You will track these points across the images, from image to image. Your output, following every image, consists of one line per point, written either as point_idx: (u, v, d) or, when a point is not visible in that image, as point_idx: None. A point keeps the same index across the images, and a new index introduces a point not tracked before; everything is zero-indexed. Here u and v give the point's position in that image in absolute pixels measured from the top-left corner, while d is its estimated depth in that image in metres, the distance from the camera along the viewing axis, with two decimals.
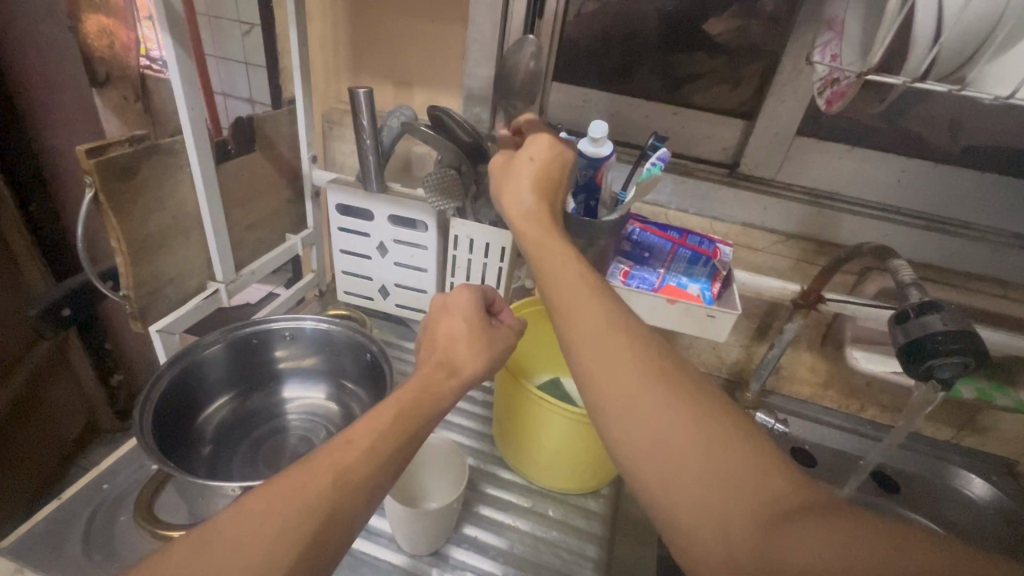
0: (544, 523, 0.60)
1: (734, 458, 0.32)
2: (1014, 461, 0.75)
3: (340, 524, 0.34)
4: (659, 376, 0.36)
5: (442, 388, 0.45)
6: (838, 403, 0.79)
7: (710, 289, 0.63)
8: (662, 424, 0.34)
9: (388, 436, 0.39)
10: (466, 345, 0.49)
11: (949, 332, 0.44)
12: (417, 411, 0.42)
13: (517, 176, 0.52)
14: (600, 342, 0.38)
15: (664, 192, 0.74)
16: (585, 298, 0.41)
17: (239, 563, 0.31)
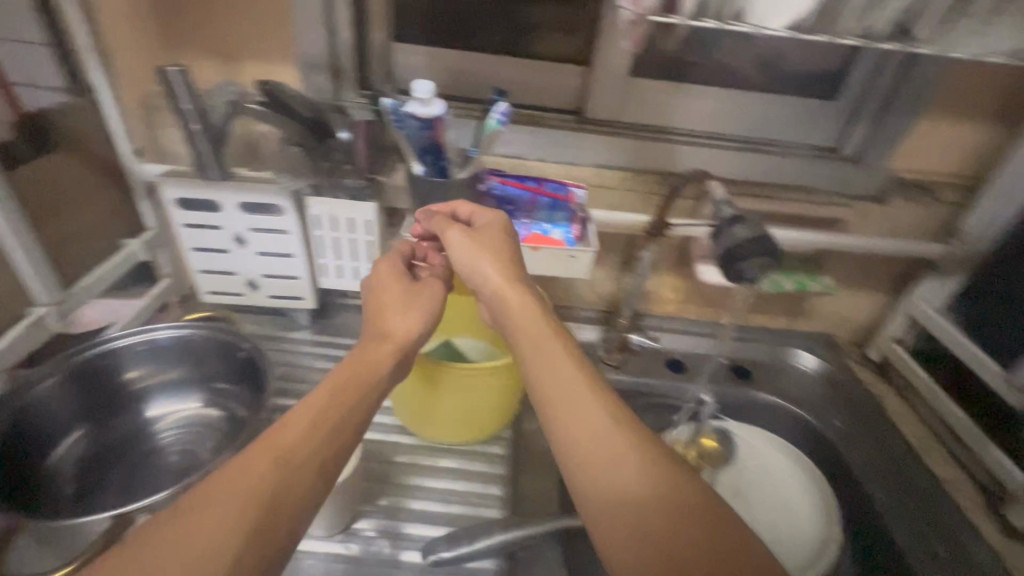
0: (451, 475, 0.64)
1: (694, 532, 0.37)
2: (834, 334, 0.91)
3: (286, 504, 0.37)
4: (609, 417, 0.43)
5: (379, 357, 0.49)
6: (698, 313, 0.90)
7: (571, 231, 0.67)
8: (611, 459, 0.41)
9: (326, 416, 0.42)
10: (403, 312, 0.53)
11: (747, 238, 0.52)
12: (353, 386, 0.45)
13: (475, 241, 0.54)
14: (563, 392, 0.45)
15: (520, 144, 0.76)
16: (568, 371, 0.46)
17: (187, 552, 0.33)
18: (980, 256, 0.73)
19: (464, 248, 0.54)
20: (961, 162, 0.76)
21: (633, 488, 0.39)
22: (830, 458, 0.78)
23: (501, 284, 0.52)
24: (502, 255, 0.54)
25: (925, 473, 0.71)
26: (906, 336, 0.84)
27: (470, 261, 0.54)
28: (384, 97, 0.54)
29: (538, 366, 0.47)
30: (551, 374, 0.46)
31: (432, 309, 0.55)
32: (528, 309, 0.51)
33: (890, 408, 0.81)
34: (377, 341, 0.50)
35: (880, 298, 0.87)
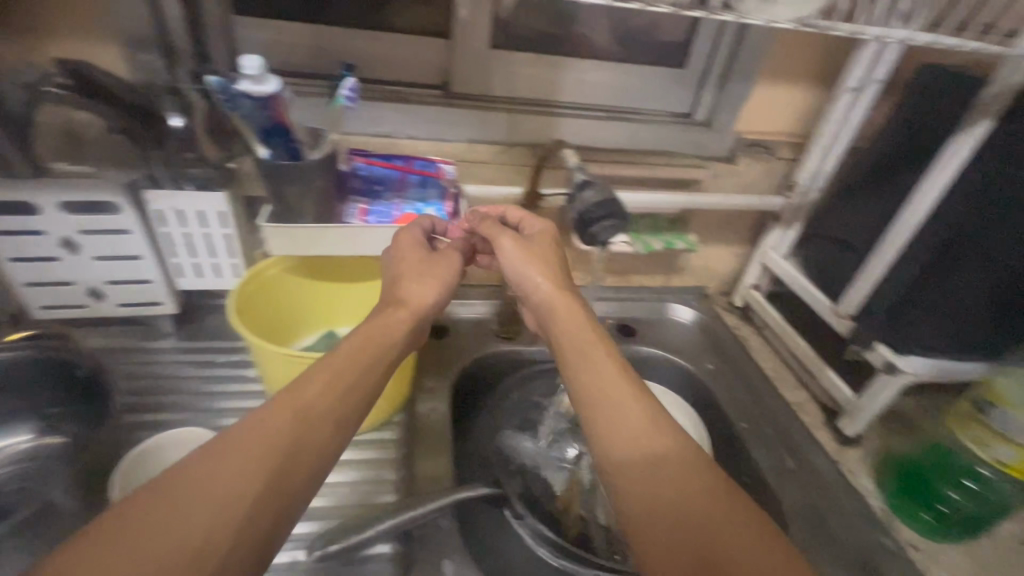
0: (343, 470, 0.64)
1: (699, 483, 0.42)
2: (705, 286, 1.00)
3: (304, 455, 0.41)
4: (627, 389, 0.49)
5: (393, 324, 0.53)
6: (584, 279, 0.94)
7: (444, 208, 0.68)
8: (631, 419, 0.46)
9: (342, 376, 0.46)
10: (421, 285, 0.57)
11: (595, 203, 0.55)
12: (368, 347, 0.50)
13: (527, 250, 0.59)
14: (595, 368, 0.51)
15: (387, 122, 0.73)
16: (599, 351, 0.52)
17: (214, 492, 0.36)
18: (811, 204, 0.83)
19: (516, 255, 0.60)
20: (793, 121, 0.84)
21: (652, 445, 0.45)
22: (704, 398, 0.86)
23: (552, 292, 0.57)
24: (550, 265, 0.59)
25: (778, 399, 0.80)
26: (762, 282, 0.93)
27: (518, 267, 0.59)
28: (209, 74, 0.48)
29: (572, 351, 0.53)
30: (580, 353, 0.53)
31: (445, 281, 0.59)
32: (572, 309, 0.56)
33: (751, 347, 0.91)
34: (396, 308, 0.55)
35: (739, 250, 0.96)
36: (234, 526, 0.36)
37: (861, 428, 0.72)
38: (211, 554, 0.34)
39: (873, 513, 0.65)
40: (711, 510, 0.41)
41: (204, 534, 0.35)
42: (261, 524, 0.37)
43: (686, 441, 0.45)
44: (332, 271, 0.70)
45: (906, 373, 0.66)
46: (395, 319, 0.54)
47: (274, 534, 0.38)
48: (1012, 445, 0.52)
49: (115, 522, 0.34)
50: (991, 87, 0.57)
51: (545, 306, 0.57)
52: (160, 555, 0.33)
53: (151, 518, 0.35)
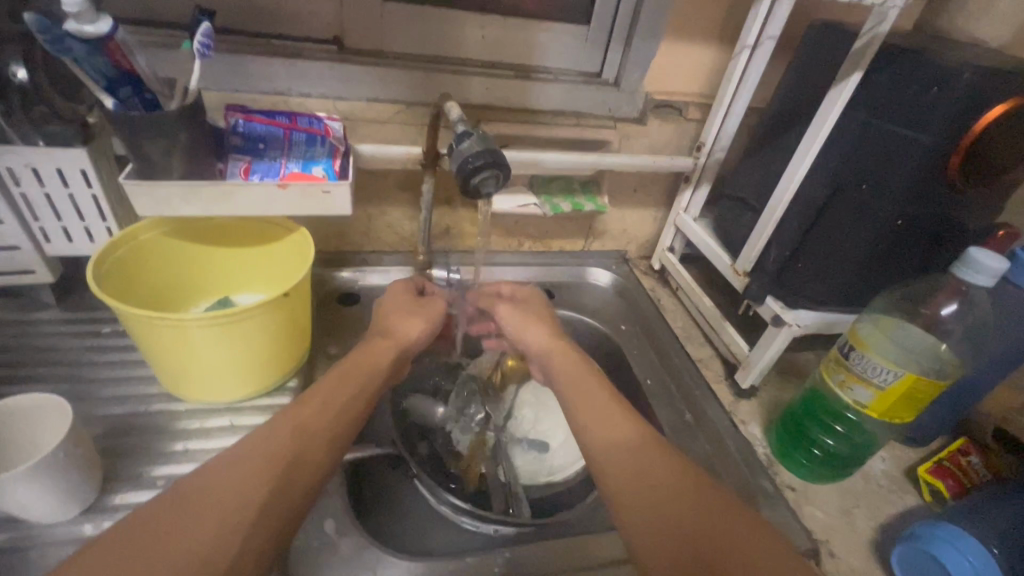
0: (232, 434, 0.60)
1: (662, 463, 0.49)
2: (625, 251, 1.01)
3: (305, 464, 0.45)
4: (601, 398, 0.57)
5: (381, 351, 0.61)
6: (502, 245, 0.94)
7: (332, 166, 0.65)
8: (608, 422, 0.54)
9: (334, 400, 0.52)
10: (408, 320, 0.67)
11: (475, 152, 0.51)
12: (359, 369, 0.57)
13: (520, 311, 0.72)
14: (577, 388, 0.60)
15: (276, 79, 0.70)
16: (578, 375, 0.61)
17: (230, 495, 0.40)
18: (717, 165, 0.84)
19: (513, 317, 0.71)
20: (702, 81, 0.84)
21: (623, 437, 0.52)
22: (616, 359, 0.87)
23: (543, 342, 0.68)
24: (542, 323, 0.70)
25: (684, 357, 0.83)
26: (677, 245, 0.95)
27: (517, 325, 0.70)
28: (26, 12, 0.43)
29: (564, 379, 0.62)
30: (574, 377, 0.61)
31: (432, 318, 0.68)
32: (559, 350, 0.66)
33: (665, 308, 0.92)
34: (384, 339, 0.63)
35: (656, 214, 0.97)
36: (242, 531, 0.39)
37: (754, 380, 0.75)
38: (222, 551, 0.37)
39: (757, 460, 0.68)
40: (673, 483, 0.47)
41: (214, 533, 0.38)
42: (267, 527, 0.40)
43: (654, 445, 0.51)
44: (218, 231, 0.67)
45: (791, 324, 0.68)
46: (388, 348, 0.62)
47: (284, 533, 0.42)
48: (869, 385, 0.55)
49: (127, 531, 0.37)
50: (861, 41, 0.58)
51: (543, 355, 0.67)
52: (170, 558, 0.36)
53: (163, 525, 0.38)
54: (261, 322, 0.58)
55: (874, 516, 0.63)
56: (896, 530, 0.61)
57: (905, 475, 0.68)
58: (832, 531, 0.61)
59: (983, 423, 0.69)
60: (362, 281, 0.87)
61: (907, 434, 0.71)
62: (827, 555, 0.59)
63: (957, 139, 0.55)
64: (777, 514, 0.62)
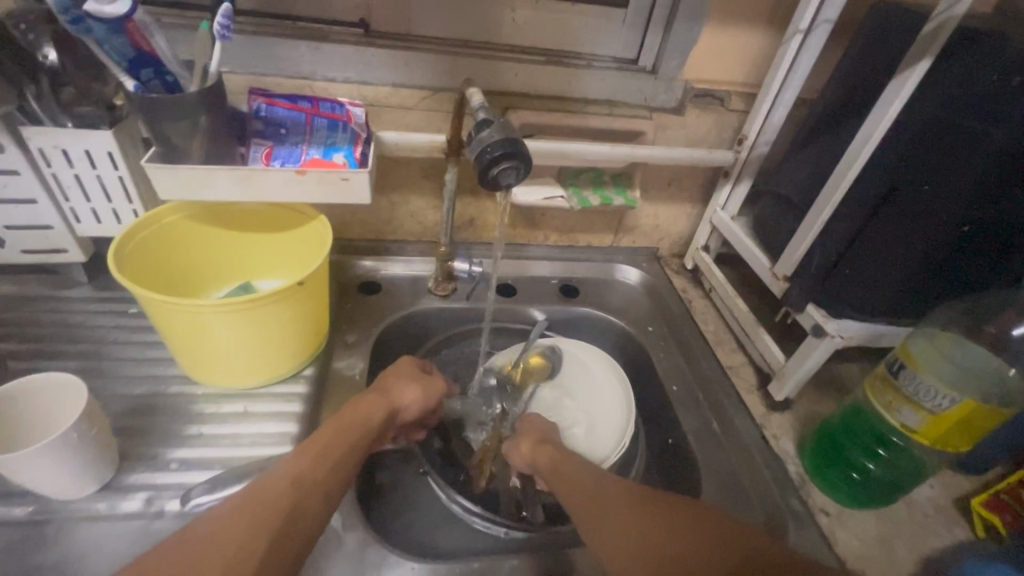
0: (246, 419, 0.60)
1: (669, 527, 0.49)
2: (657, 248, 0.96)
3: (292, 537, 0.43)
4: (597, 481, 0.57)
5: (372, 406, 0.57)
6: (527, 238, 0.92)
7: (353, 153, 0.64)
8: (607, 503, 0.53)
9: (326, 457, 0.49)
10: (409, 387, 0.61)
11: (494, 141, 0.48)
12: (349, 426, 0.54)
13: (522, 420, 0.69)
14: (569, 475, 0.59)
15: (301, 62, 0.69)
16: (567, 463, 0.60)
17: (224, 554, 0.39)
18: (759, 160, 0.79)
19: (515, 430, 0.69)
20: (747, 69, 0.78)
21: (625, 511, 0.52)
22: (641, 361, 0.83)
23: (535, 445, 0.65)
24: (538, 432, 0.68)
25: (713, 363, 0.78)
26: (712, 243, 0.89)
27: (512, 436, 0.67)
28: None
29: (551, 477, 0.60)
30: (570, 473, 0.59)
31: (433, 391, 0.63)
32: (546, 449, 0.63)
33: (696, 310, 0.88)
34: (378, 398, 0.58)
35: (691, 210, 0.92)
36: None
37: (789, 393, 0.70)
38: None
39: (788, 478, 0.63)
40: (685, 550, 0.47)
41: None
42: None
43: (648, 506, 0.52)
44: (240, 217, 0.67)
45: (833, 335, 0.63)
46: (382, 409, 0.58)
47: None
48: (919, 409, 0.50)
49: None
50: (932, 23, 0.52)
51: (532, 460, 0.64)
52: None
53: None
54: (277, 311, 0.58)
55: (917, 547, 0.58)
56: (940, 566, 0.56)
57: (955, 506, 0.62)
58: (868, 561, 0.56)
59: None
60: (384, 270, 0.86)
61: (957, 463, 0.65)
62: None
63: None
64: (805, 539, 0.58)
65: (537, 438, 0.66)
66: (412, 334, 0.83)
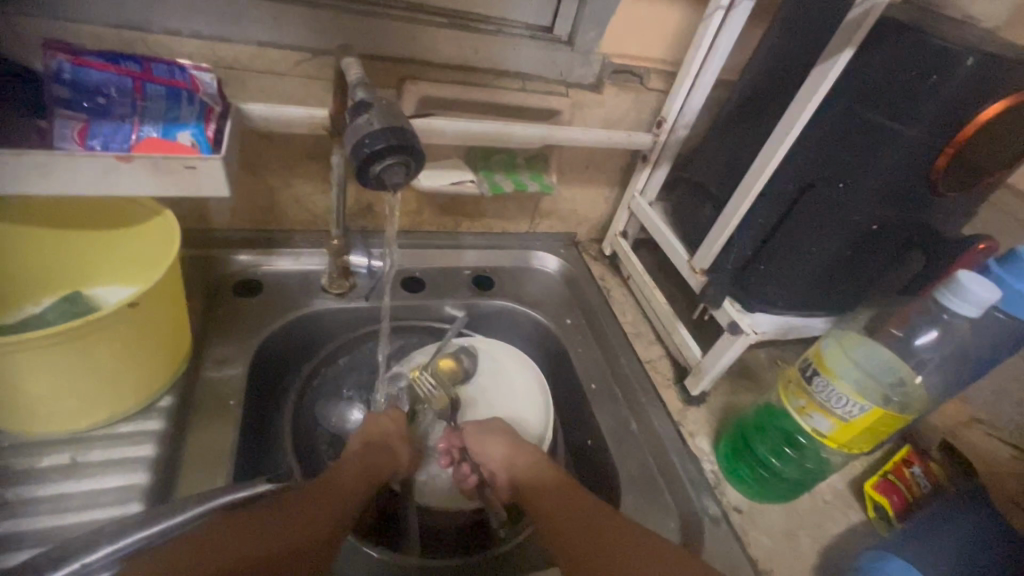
0: (79, 472, 0.48)
1: (597, 528, 0.50)
2: (575, 233, 0.92)
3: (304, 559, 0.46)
4: (554, 481, 0.56)
5: (383, 465, 0.59)
6: (436, 226, 0.83)
7: (204, 132, 0.50)
8: (564, 503, 0.53)
9: (341, 492, 0.53)
10: (403, 446, 0.62)
11: (376, 129, 0.39)
12: (355, 482, 0.55)
13: (484, 424, 0.64)
14: (527, 478, 0.58)
15: (127, 7, 0.53)
16: (529, 464, 0.59)
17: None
18: (678, 145, 0.75)
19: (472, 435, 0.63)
20: (666, 45, 0.73)
21: (573, 510, 0.52)
22: (559, 357, 0.79)
23: (512, 446, 0.60)
24: (505, 435, 0.62)
25: (632, 357, 0.76)
26: (630, 229, 0.86)
27: (477, 442, 0.62)
28: None
29: (527, 484, 0.57)
30: (534, 478, 0.57)
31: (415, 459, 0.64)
32: (524, 454, 0.60)
33: (614, 299, 0.84)
34: (381, 453, 0.59)
35: (609, 194, 0.87)
36: None
37: (705, 387, 0.69)
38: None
39: (703, 478, 0.63)
40: (608, 544, 0.48)
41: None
42: None
43: (586, 503, 0.53)
44: (49, 212, 0.52)
45: (748, 332, 0.62)
46: (385, 460, 0.59)
47: None
48: (829, 415, 0.49)
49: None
50: (857, 10, 0.48)
51: (507, 463, 0.60)
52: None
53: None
54: (105, 338, 0.45)
55: (818, 537, 0.60)
56: (839, 554, 0.58)
57: (851, 491, 0.65)
58: (775, 558, 0.57)
59: (929, 435, 0.67)
60: (266, 266, 0.73)
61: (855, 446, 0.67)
62: None
63: (945, 139, 0.48)
64: (719, 541, 0.57)
65: (513, 443, 0.61)
66: (304, 340, 0.72)
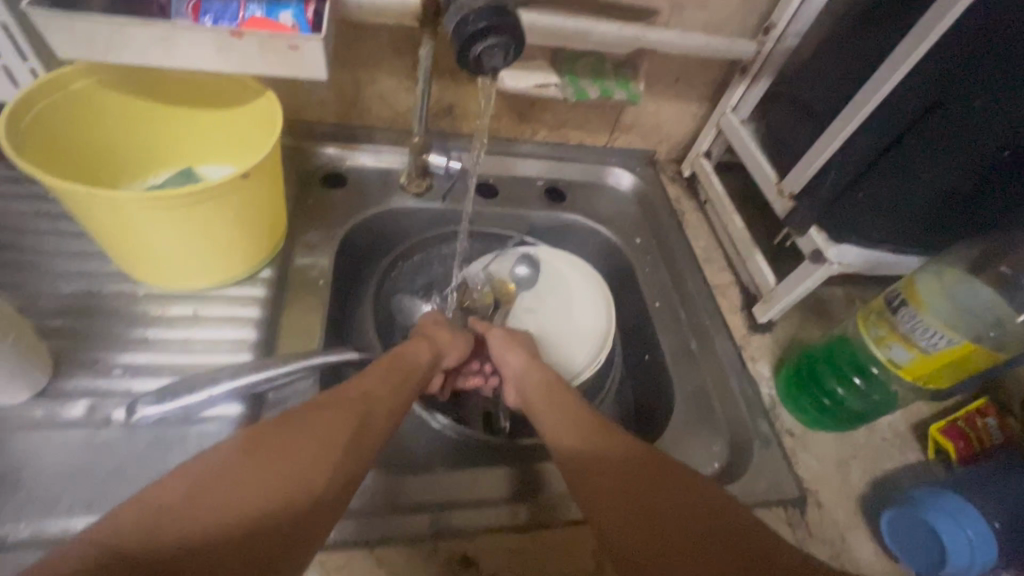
0: (199, 324, 0.55)
1: (641, 478, 0.45)
2: (654, 151, 0.88)
3: (330, 481, 0.41)
4: (587, 422, 0.52)
5: (417, 354, 0.57)
6: (513, 133, 0.82)
7: (305, 15, 0.50)
8: (600, 451, 0.48)
9: (372, 397, 0.48)
10: (443, 332, 0.63)
11: (480, 8, 0.39)
12: (388, 377, 0.52)
13: (513, 336, 0.65)
14: (558, 416, 0.53)
15: None
16: (556, 399, 0.56)
17: (231, 509, 0.36)
18: (783, 57, 0.69)
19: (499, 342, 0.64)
20: None
21: (611, 460, 0.47)
22: (625, 274, 0.80)
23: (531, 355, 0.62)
24: (528, 349, 0.63)
25: (700, 280, 0.75)
26: (714, 150, 0.82)
27: (498, 354, 0.63)
28: None
29: (538, 400, 0.57)
30: (557, 404, 0.55)
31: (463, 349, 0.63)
32: (540, 370, 0.60)
33: (687, 222, 0.82)
34: (422, 345, 0.58)
35: (696, 110, 0.82)
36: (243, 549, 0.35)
37: (773, 316, 0.68)
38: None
39: (759, 401, 0.64)
40: (654, 496, 0.44)
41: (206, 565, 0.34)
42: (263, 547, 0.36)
43: (624, 449, 0.48)
44: (169, 87, 0.55)
45: (832, 262, 0.60)
46: (426, 353, 0.58)
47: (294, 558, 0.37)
48: (911, 347, 0.48)
49: (107, 541, 0.33)
50: None
51: (523, 371, 0.60)
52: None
53: (157, 528, 0.34)
54: (221, 205, 0.50)
55: (870, 469, 0.60)
56: (890, 487, 0.59)
57: (913, 433, 0.64)
58: (824, 481, 0.59)
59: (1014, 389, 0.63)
60: (350, 160, 0.76)
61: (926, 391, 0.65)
62: (813, 505, 0.57)
63: None
64: (769, 458, 0.59)
65: (530, 354, 0.62)
66: (383, 234, 0.76)
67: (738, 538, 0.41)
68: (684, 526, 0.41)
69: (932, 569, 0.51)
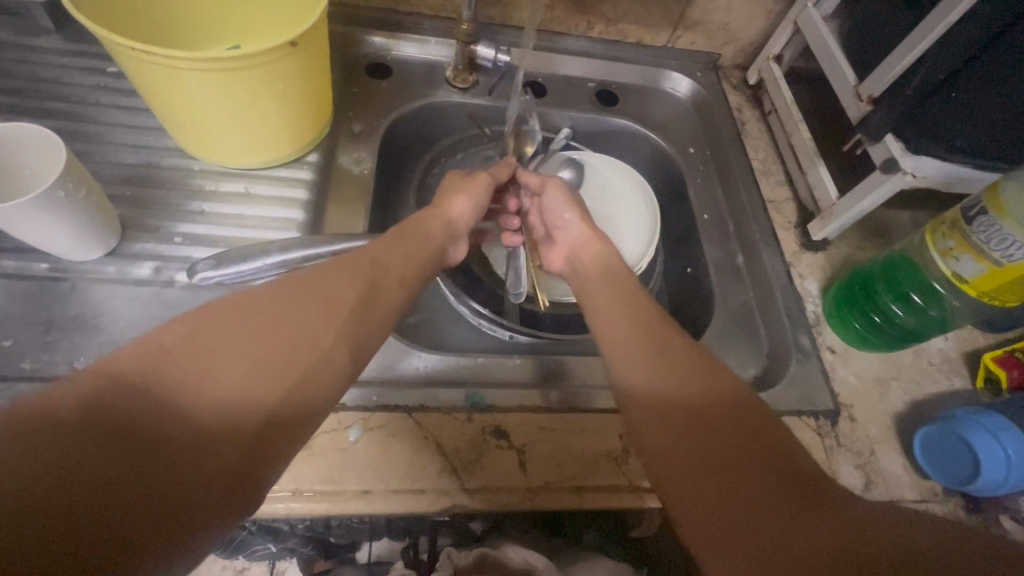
0: (250, 201, 0.57)
1: (699, 396, 0.40)
2: (719, 55, 0.81)
3: (336, 347, 0.37)
4: (643, 323, 0.47)
5: (432, 227, 0.53)
6: (568, 25, 0.76)
7: None
8: (652, 358, 0.44)
9: (382, 264, 0.44)
10: (458, 199, 0.58)
11: None
12: (414, 251, 0.49)
13: (570, 197, 0.63)
14: (612, 316, 0.49)
15: None
16: (610, 295, 0.51)
17: (230, 365, 0.33)
18: None
19: (556, 200, 0.63)
20: None
21: (665, 378, 0.42)
22: (675, 186, 0.76)
23: (580, 237, 0.59)
24: (583, 213, 0.61)
25: (754, 193, 0.71)
26: (787, 53, 0.75)
27: (555, 211, 0.62)
28: None
29: (597, 277, 0.54)
30: (613, 289, 0.52)
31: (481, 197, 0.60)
32: (595, 247, 0.58)
33: (748, 133, 0.77)
34: (437, 218, 0.54)
35: (772, 5, 0.74)
36: (244, 411, 0.32)
37: (830, 234, 0.65)
38: (210, 457, 0.30)
39: (803, 317, 0.62)
40: (719, 415, 0.39)
41: (213, 426, 0.31)
42: (263, 409, 0.33)
43: (684, 357, 0.43)
44: None
45: (905, 173, 0.55)
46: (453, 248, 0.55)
47: (296, 424, 0.35)
48: (982, 259, 0.49)
49: (101, 387, 0.29)
50: None
51: (573, 250, 0.59)
52: (152, 472, 0.28)
53: (155, 378, 0.31)
54: (265, 79, 0.49)
55: (911, 391, 0.59)
56: (929, 409, 0.58)
57: (964, 360, 0.61)
58: (860, 399, 0.58)
59: None
60: (395, 49, 0.73)
61: (987, 319, 0.62)
62: (846, 418, 0.56)
63: None
64: (806, 370, 0.58)
65: (572, 247, 0.60)
66: (426, 129, 0.75)
67: (798, 473, 0.36)
68: (740, 455, 0.37)
69: (961, 484, 0.50)
